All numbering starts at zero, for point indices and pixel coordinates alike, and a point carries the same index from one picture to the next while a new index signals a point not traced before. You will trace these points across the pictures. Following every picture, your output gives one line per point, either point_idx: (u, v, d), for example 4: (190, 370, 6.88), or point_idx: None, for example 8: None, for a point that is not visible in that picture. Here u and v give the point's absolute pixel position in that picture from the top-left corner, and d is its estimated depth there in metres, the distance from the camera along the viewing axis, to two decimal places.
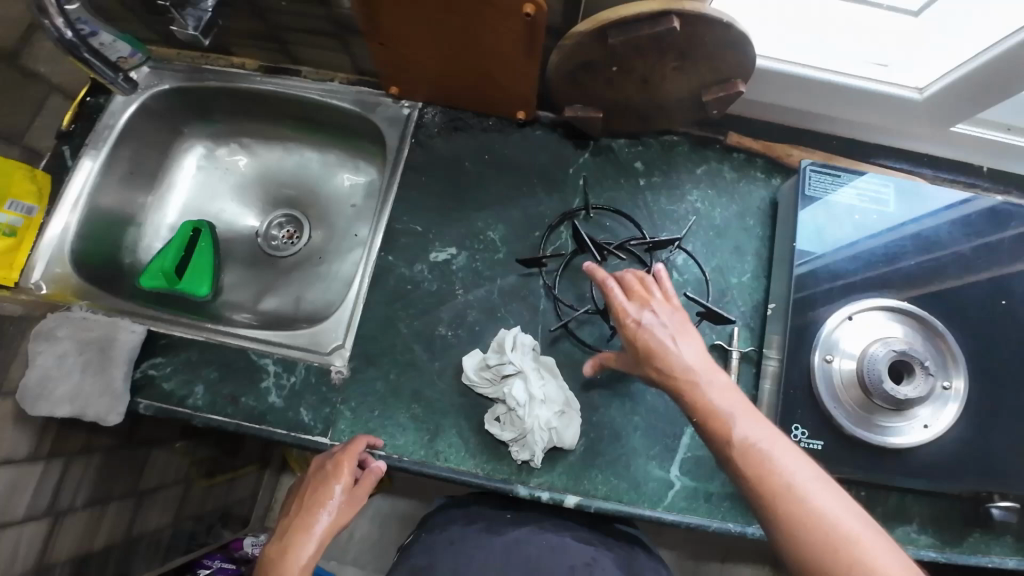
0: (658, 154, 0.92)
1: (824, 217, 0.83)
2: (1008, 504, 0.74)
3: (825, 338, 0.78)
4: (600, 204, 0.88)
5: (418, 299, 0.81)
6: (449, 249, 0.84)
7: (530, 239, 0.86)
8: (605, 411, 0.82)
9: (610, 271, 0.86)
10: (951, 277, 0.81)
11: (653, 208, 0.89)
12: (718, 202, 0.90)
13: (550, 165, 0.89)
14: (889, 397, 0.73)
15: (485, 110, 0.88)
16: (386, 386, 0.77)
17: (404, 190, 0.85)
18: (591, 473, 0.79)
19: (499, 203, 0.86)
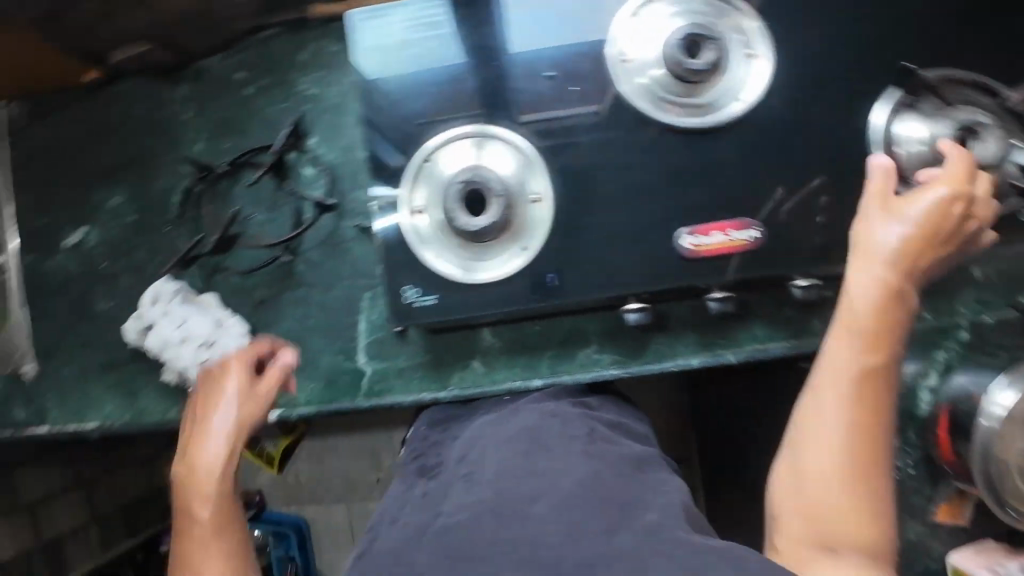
0: (257, 56, 0.91)
1: (377, 61, 0.82)
2: (641, 307, 0.79)
3: (408, 189, 0.81)
4: (214, 129, 0.90)
5: (72, 286, 0.88)
6: (83, 229, 0.88)
7: (155, 190, 0.89)
8: (281, 323, 0.90)
9: (247, 186, 0.89)
10: (525, 81, 0.79)
11: (266, 111, 0.91)
12: (329, 79, 0.92)
13: (149, 112, 0.89)
14: (464, 231, 0.78)
15: (63, 84, 0.88)
16: (76, 369, 0.88)
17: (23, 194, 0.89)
18: (289, 383, 0.91)
19: (115, 170, 0.89)
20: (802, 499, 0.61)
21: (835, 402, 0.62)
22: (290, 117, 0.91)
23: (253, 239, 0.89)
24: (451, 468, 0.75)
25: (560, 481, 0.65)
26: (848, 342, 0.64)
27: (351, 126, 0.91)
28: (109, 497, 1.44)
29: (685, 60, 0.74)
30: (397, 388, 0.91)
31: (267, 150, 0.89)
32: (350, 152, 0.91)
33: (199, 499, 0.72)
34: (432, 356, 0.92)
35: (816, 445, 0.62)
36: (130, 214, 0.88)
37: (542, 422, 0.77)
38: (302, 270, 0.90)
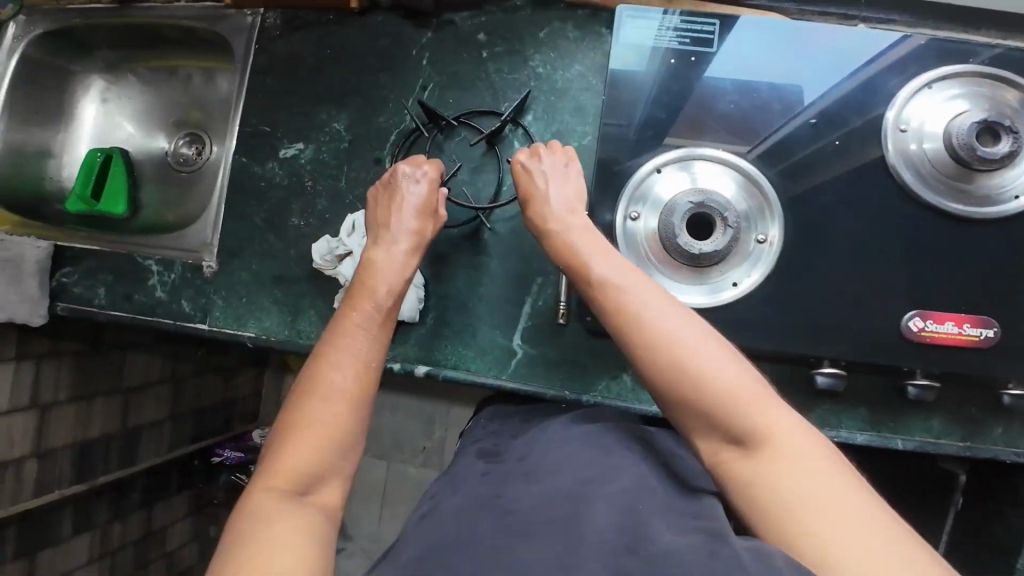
0: (501, 22, 0.92)
1: (637, 61, 0.82)
2: (834, 371, 0.76)
3: (632, 193, 0.79)
4: (444, 81, 0.91)
5: (271, 194, 0.89)
6: (297, 144, 0.89)
7: (374, 123, 0.90)
8: (453, 284, 0.90)
9: (457, 146, 0.90)
10: (781, 118, 0.78)
11: (495, 77, 0.92)
12: (560, 64, 0.91)
13: (390, 50, 0.91)
14: (683, 251, 0.76)
15: (321, 4, 0.90)
16: (249, 274, 0.88)
17: (252, 96, 0.91)
18: (442, 344, 0.89)
19: (342, 95, 0.90)
20: (758, 431, 0.54)
21: (704, 393, 0.56)
22: (517, 89, 0.92)
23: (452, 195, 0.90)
24: (513, 465, 0.67)
25: (616, 482, 0.59)
26: (692, 332, 0.59)
27: (571, 114, 0.91)
28: (189, 401, 1.43)
29: (977, 146, 0.71)
30: (541, 378, 0.88)
31: (489, 115, 0.91)
32: (562, 138, 0.91)
33: (347, 349, 0.66)
34: (586, 359, 0.88)
35: (701, 420, 0.57)
36: (345, 140, 0.89)
37: (614, 444, 0.67)
38: (486, 238, 0.90)
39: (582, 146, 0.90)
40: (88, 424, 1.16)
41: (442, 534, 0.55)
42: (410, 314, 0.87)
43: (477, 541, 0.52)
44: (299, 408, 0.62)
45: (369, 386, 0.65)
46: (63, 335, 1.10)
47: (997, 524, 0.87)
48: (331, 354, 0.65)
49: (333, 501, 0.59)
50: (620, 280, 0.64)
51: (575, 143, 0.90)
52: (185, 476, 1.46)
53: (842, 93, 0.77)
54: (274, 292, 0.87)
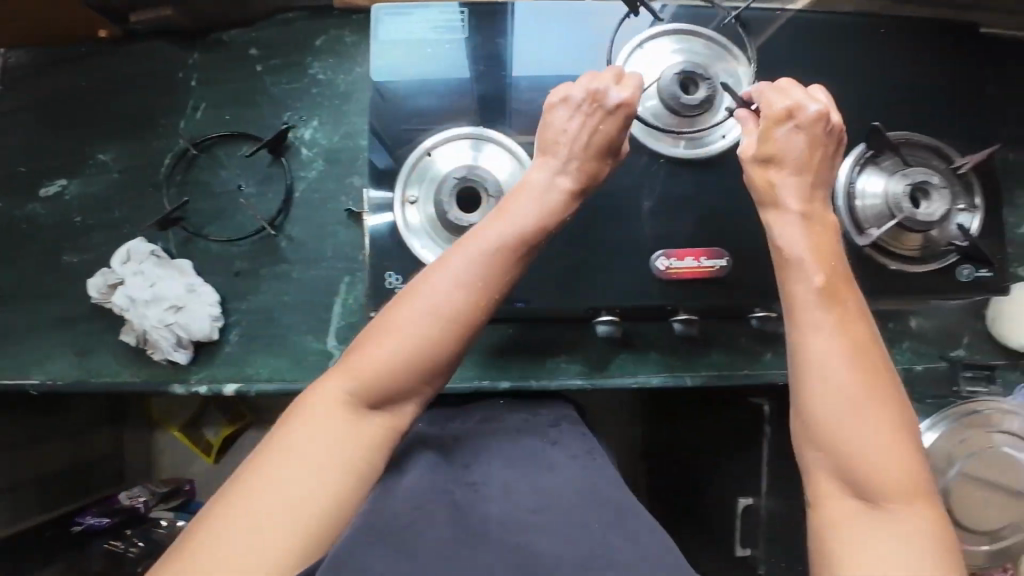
0: (272, 36, 0.94)
1: (398, 54, 0.87)
2: (611, 319, 0.87)
3: (406, 178, 0.86)
4: (217, 98, 0.91)
5: (40, 235, 0.85)
6: (61, 181, 0.86)
7: (149, 150, 0.88)
8: (256, 297, 0.90)
9: (240, 160, 0.90)
10: (530, 93, 0.87)
11: (273, 90, 0.93)
12: (340, 68, 0.95)
13: (157, 74, 0.90)
14: (454, 224, 0.83)
15: (70, 39, 0.90)
16: (29, 319, 0.85)
17: (9, 136, 0.88)
18: (253, 357, 0.89)
19: (109, 123, 0.89)
20: (854, 463, 0.60)
21: (851, 429, 0.60)
22: (298, 98, 0.93)
23: (240, 210, 0.89)
24: (456, 468, 0.67)
25: (540, 499, 0.62)
26: (845, 358, 0.63)
27: (353, 116, 0.94)
28: (32, 471, 1.33)
29: (680, 95, 0.85)
30: None
31: (271, 126, 0.92)
32: (350, 139, 0.94)
33: (408, 327, 0.62)
34: None
35: (825, 453, 0.62)
36: (117, 170, 0.87)
37: (547, 448, 0.73)
38: (284, 247, 0.91)
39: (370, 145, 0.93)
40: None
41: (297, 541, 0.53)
42: (200, 333, 0.82)
43: (440, 544, 0.51)
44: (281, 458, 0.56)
45: (409, 372, 0.62)
46: None
47: None
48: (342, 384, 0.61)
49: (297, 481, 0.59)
50: (804, 258, 0.69)
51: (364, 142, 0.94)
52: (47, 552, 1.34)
53: (575, 66, 0.87)
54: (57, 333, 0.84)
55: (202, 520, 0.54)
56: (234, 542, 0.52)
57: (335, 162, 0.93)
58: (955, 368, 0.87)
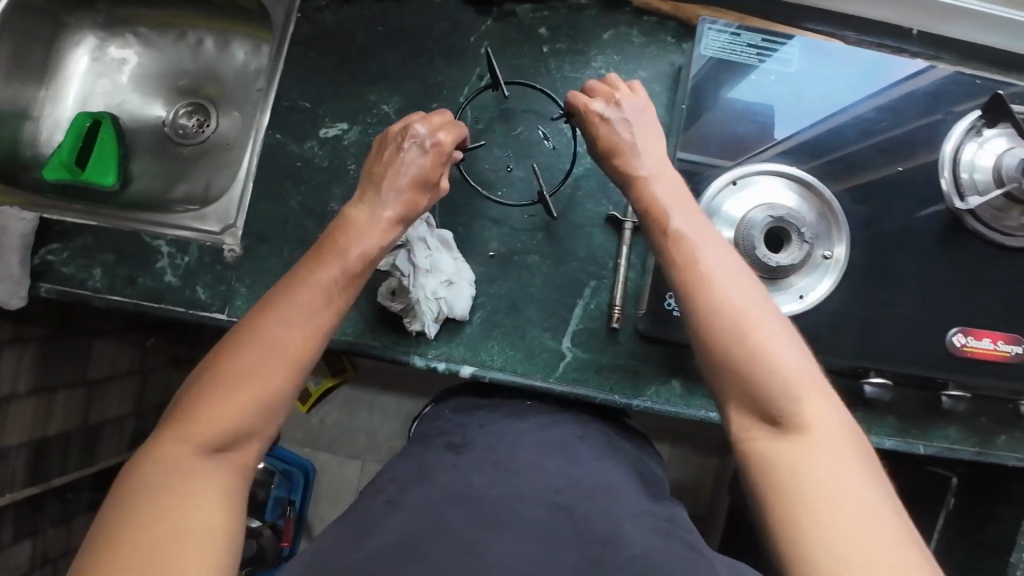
0: (565, 21, 0.89)
1: (719, 76, 0.81)
2: (881, 381, 0.78)
3: (707, 205, 0.77)
4: (503, 71, 0.88)
5: (308, 175, 0.81)
6: (340, 124, 0.82)
7: (428, 111, 0.85)
8: (504, 283, 0.85)
9: (518, 145, 0.87)
10: (850, 141, 0.79)
11: (557, 75, 0.89)
12: (624, 68, 0.89)
13: (450, 36, 0.87)
14: (762, 265, 0.73)
15: None
16: (279, 263, 0.78)
17: (291, 67, 0.84)
18: (489, 345, 0.84)
19: (396, 75, 0.85)
20: (786, 385, 0.53)
21: (771, 354, 0.54)
22: (576, 91, 0.89)
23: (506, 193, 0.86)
24: (474, 457, 0.70)
25: (645, 510, 0.64)
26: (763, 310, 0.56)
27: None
28: (156, 395, 1.27)
29: None
30: (593, 382, 0.85)
31: (548, 113, 0.88)
32: None
33: (298, 306, 0.57)
34: (636, 361, 0.86)
35: (728, 338, 0.55)
36: (396, 125, 0.84)
37: (574, 440, 0.75)
38: (540, 238, 0.86)
39: None
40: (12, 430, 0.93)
41: (410, 523, 0.57)
42: (463, 313, 0.78)
43: (455, 532, 0.56)
44: (164, 437, 0.52)
45: (292, 373, 0.55)
46: (27, 320, 0.94)
47: (992, 527, 0.92)
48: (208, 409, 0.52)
49: (245, 468, 0.54)
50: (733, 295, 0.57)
51: None
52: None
53: (912, 111, 0.79)
54: None
55: (176, 439, 0.51)
56: (196, 494, 0.50)
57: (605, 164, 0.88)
58: None
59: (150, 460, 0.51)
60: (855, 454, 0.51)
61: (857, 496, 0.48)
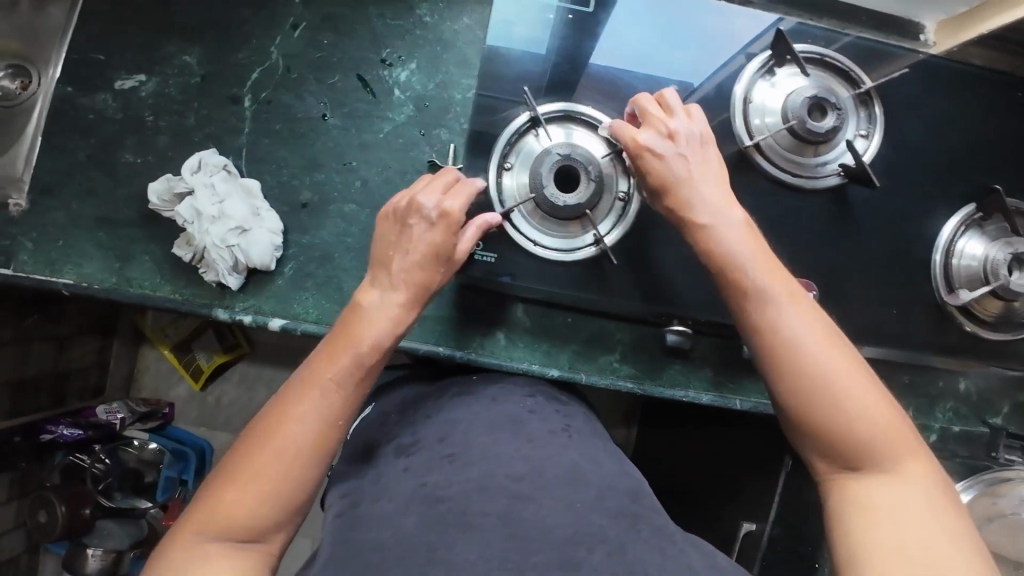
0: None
1: (515, 13, 0.79)
2: (681, 330, 0.81)
3: (504, 145, 0.78)
4: (317, 18, 0.85)
5: (101, 127, 0.78)
6: (136, 76, 0.79)
7: (232, 61, 0.82)
8: (317, 233, 0.82)
9: (331, 91, 0.84)
10: (641, 80, 0.79)
11: (377, 23, 0.87)
12: (448, 13, 0.88)
13: None
14: (547, 201, 0.76)
15: None
16: (67, 216, 0.76)
17: (84, 18, 0.80)
18: (301, 297, 0.81)
19: (197, 26, 0.82)
20: (854, 423, 0.56)
21: (861, 393, 0.57)
22: (400, 39, 0.87)
23: (324, 139, 0.84)
24: (432, 451, 0.67)
25: (609, 483, 0.63)
26: (805, 323, 0.59)
27: (452, 66, 0.87)
28: (4, 372, 1.22)
29: (807, 119, 0.74)
30: (415, 334, 0.84)
31: (367, 60, 0.86)
32: (444, 90, 0.87)
33: (305, 414, 0.58)
34: (460, 312, 0.86)
35: (812, 388, 0.57)
36: (198, 76, 0.81)
37: (525, 415, 0.72)
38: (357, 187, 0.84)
39: (464, 100, 0.87)
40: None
41: (388, 537, 0.56)
42: (261, 262, 0.75)
43: (417, 541, 0.55)
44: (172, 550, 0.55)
45: (314, 456, 0.58)
46: None
47: None
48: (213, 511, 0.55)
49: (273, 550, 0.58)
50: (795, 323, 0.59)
51: (457, 96, 0.87)
52: (12, 455, 1.30)
53: (699, 62, 0.79)
54: (98, 235, 0.76)
55: (249, 533, 0.55)
56: None
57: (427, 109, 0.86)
58: (997, 434, 0.84)
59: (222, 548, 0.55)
60: (891, 421, 0.57)
61: (907, 461, 0.56)
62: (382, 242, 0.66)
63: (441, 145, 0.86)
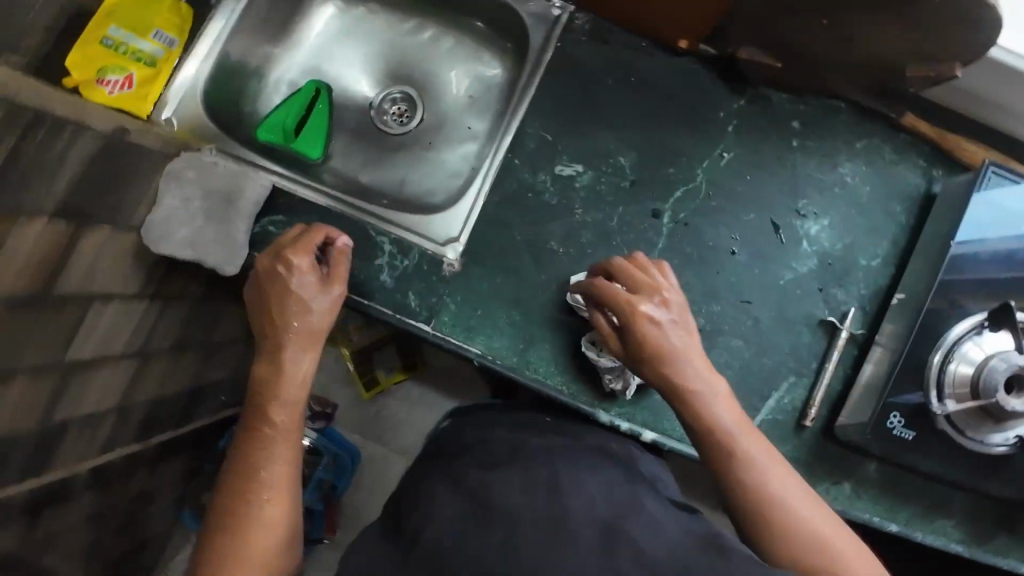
0: (820, 116, 0.76)
1: (994, 219, 0.74)
2: None
3: (952, 340, 0.74)
4: (741, 154, 0.76)
5: (535, 208, 0.78)
6: (577, 165, 0.77)
7: (662, 175, 0.77)
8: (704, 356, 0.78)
9: (739, 228, 0.78)
10: None
11: (799, 173, 0.77)
12: (870, 180, 0.78)
13: (697, 98, 0.76)
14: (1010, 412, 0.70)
15: (644, 30, 0.74)
16: (489, 288, 0.77)
17: (539, 96, 0.77)
18: (671, 413, 0.79)
19: (639, 120, 0.76)
20: (760, 516, 0.54)
21: (747, 470, 0.55)
22: (818, 190, 0.78)
23: (726, 275, 0.78)
24: (506, 457, 0.55)
25: (591, 508, 0.47)
26: (788, 487, 0.55)
27: (863, 230, 0.79)
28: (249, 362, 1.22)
29: None
30: None
31: (780, 207, 0.78)
32: (851, 253, 0.80)
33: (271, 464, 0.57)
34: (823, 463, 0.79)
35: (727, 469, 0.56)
36: (630, 178, 0.77)
37: (589, 438, 0.63)
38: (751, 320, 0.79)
39: (869, 269, 0.80)
40: (99, 437, 0.80)
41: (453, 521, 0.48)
42: None
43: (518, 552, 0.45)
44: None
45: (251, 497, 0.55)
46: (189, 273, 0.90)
47: None
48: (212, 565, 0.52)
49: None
50: (745, 476, 0.55)
51: (863, 262, 0.80)
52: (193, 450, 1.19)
53: None
54: (511, 312, 0.77)
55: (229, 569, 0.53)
56: None
57: (830, 272, 0.79)
58: None
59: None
60: None
61: None
62: (251, 300, 0.67)
63: (836, 305, 0.81)
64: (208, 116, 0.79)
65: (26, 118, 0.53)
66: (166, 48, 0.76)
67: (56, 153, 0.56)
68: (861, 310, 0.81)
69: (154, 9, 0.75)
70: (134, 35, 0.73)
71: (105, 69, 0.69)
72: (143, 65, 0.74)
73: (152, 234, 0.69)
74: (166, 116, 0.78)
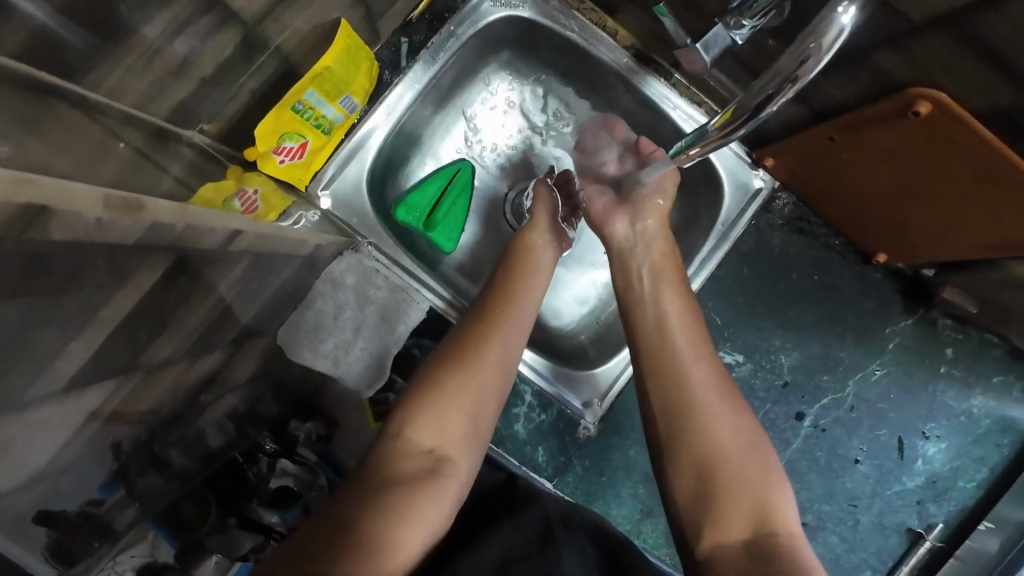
0: (972, 350, 0.77)
1: None
2: None
3: None
4: (893, 371, 0.77)
5: None
6: (736, 355, 0.75)
7: (816, 380, 0.76)
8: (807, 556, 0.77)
9: (870, 439, 0.77)
10: None
11: (936, 399, 0.78)
12: (994, 414, 0.78)
13: (868, 316, 0.75)
14: None
15: (843, 230, 0.73)
16: (622, 459, 0.73)
17: (720, 271, 0.75)
18: None
19: (810, 320, 0.75)
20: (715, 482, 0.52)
21: (738, 493, 0.51)
22: (948, 416, 0.78)
23: (847, 486, 0.77)
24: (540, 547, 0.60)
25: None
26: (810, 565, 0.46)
27: (972, 457, 0.78)
28: None
29: None
30: None
31: (912, 426, 0.77)
32: (952, 474, 0.78)
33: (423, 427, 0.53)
34: None
35: (681, 458, 0.54)
36: (784, 379, 0.75)
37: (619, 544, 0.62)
38: (859, 528, 0.77)
39: (964, 491, 0.77)
40: None
41: None
42: None
43: None
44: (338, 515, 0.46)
45: (390, 462, 0.50)
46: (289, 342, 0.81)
47: None
48: (352, 503, 0.46)
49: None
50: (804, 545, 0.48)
51: (961, 483, 0.77)
52: None
53: None
54: (636, 486, 0.73)
55: (388, 486, 0.48)
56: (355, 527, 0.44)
57: (928, 488, 0.77)
58: None
59: (357, 486, 0.48)
60: None
61: None
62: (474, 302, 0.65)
63: (924, 514, 0.78)
64: (369, 200, 0.68)
65: (257, 262, 0.46)
66: (347, 114, 0.66)
67: (260, 284, 0.50)
68: (945, 524, 0.77)
69: (355, 75, 0.65)
70: (324, 99, 0.62)
71: (285, 136, 0.60)
72: (320, 132, 0.64)
73: (293, 341, 0.62)
74: (325, 188, 0.67)
